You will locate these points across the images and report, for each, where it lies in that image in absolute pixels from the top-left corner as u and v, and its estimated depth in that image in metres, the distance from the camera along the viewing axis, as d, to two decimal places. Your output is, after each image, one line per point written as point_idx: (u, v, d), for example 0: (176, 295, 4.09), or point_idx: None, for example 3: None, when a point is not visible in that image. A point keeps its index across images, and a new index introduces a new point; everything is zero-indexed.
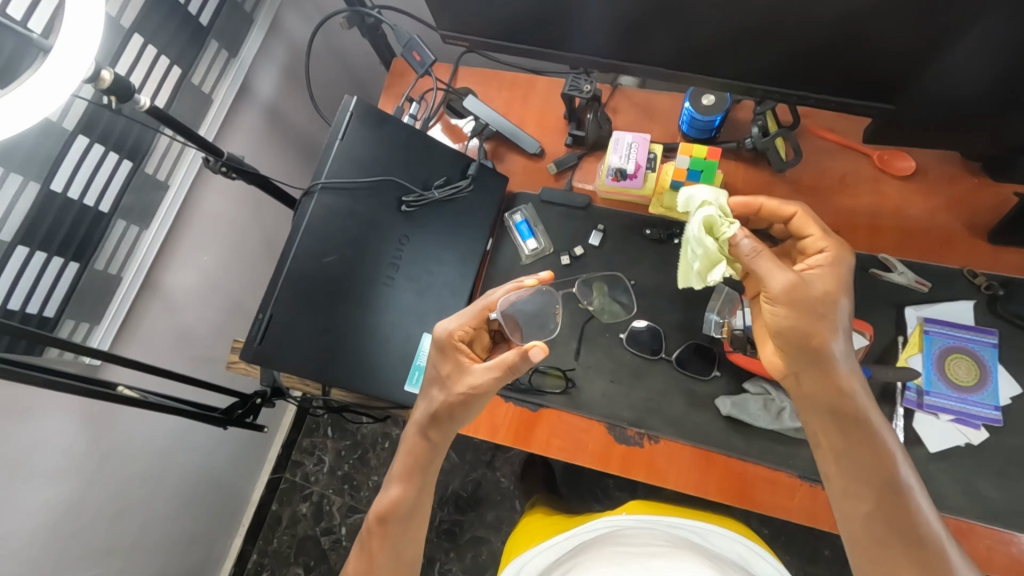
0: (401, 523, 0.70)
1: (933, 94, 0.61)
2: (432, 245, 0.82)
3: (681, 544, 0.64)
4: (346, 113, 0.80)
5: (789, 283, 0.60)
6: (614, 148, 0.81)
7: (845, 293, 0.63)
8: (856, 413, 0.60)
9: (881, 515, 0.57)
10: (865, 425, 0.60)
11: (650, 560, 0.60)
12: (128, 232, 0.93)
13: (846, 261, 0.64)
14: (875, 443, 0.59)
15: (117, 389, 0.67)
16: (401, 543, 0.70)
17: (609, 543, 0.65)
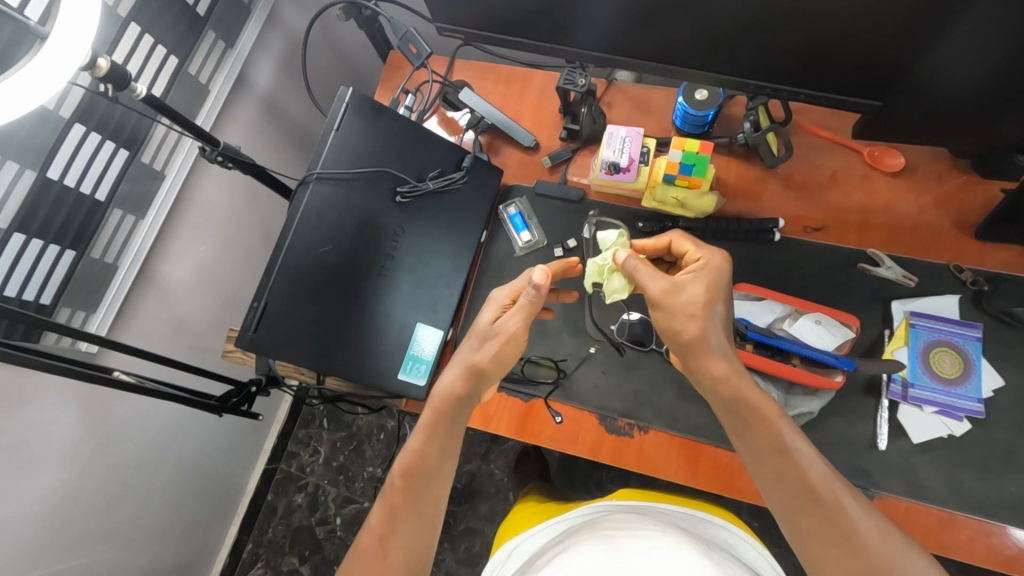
0: (421, 486, 0.66)
1: (920, 90, 0.62)
2: (427, 237, 0.82)
3: (668, 525, 0.65)
4: (341, 105, 0.79)
5: (663, 289, 0.62)
6: (608, 142, 0.82)
7: (721, 301, 0.62)
8: (777, 444, 0.58)
9: (800, 516, 0.56)
10: (767, 433, 0.58)
11: (634, 540, 0.61)
12: (125, 221, 0.94)
13: (722, 271, 0.63)
14: (795, 475, 0.57)
15: (114, 373, 0.67)
16: (422, 508, 0.66)
17: (597, 526, 0.66)
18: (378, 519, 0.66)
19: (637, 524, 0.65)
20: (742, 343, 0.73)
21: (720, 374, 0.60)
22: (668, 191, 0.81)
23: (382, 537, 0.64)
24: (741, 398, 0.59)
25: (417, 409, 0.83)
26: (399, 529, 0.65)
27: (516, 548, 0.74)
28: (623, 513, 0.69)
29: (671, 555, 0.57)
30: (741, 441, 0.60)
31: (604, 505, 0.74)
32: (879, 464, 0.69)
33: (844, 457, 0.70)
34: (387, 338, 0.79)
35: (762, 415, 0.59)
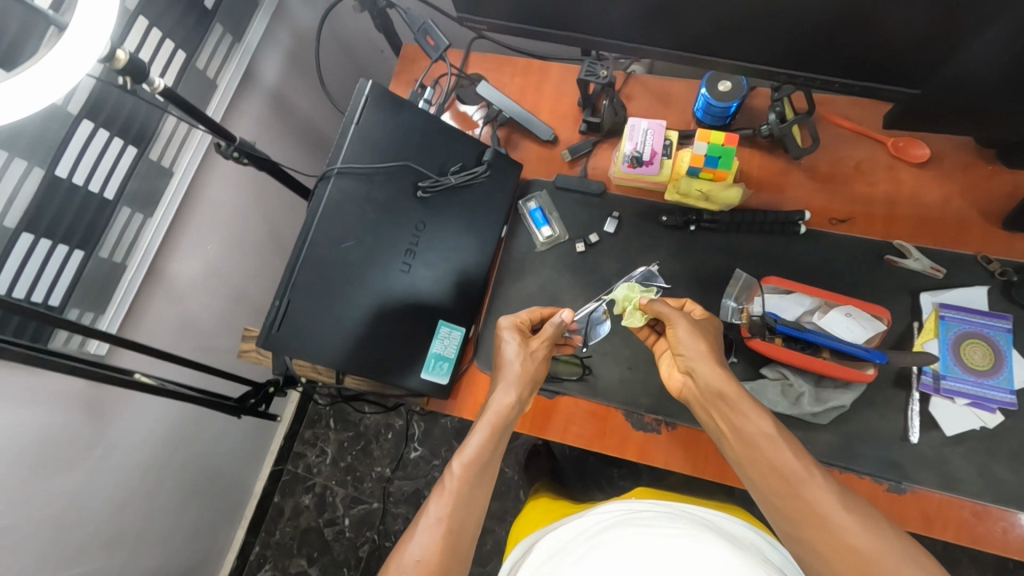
0: (479, 480, 0.62)
1: (956, 81, 0.61)
2: (447, 233, 0.81)
3: (701, 525, 0.63)
4: (362, 97, 0.77)
5: (677, 315, 0.67)
6: (630, 135, 0.80)
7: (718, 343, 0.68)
8: (769, 449, 0.58)
9: (796, 519, 0.55)
10: (756, 440, 0.58)
11: (667, 537, 0.59)
12: (133, 220, 0.92)
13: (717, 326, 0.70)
14: (776, 472, 0.56)
15: (133, 375, 0.66)
16: (478, 503, 0.61)
17: (626, 523, 0.64)
18: (439, 507, 0.59)
19: (670, 522, 0.63)
20: (773, 337, 0.73)
21: (723, 382, 0.62)
22: (691, 183, 0.80)
23: (447, 526, 0.58)
24: (744, 403, 0.60)
25: (439, 408, 0.81)
26: (464, 521, 0.59)
27: (543, 543, 0.72)
28: (655, 513, 0.67)
29: (711, 556, 0.55)
30: (738, 451, 0.60)
31: (633, 503, 0.72)
32: (910, 457, 0.69)
33: (876, 451, 0.70)
34: (409, 335, 0.78)
35: (755, 426, 0.59)
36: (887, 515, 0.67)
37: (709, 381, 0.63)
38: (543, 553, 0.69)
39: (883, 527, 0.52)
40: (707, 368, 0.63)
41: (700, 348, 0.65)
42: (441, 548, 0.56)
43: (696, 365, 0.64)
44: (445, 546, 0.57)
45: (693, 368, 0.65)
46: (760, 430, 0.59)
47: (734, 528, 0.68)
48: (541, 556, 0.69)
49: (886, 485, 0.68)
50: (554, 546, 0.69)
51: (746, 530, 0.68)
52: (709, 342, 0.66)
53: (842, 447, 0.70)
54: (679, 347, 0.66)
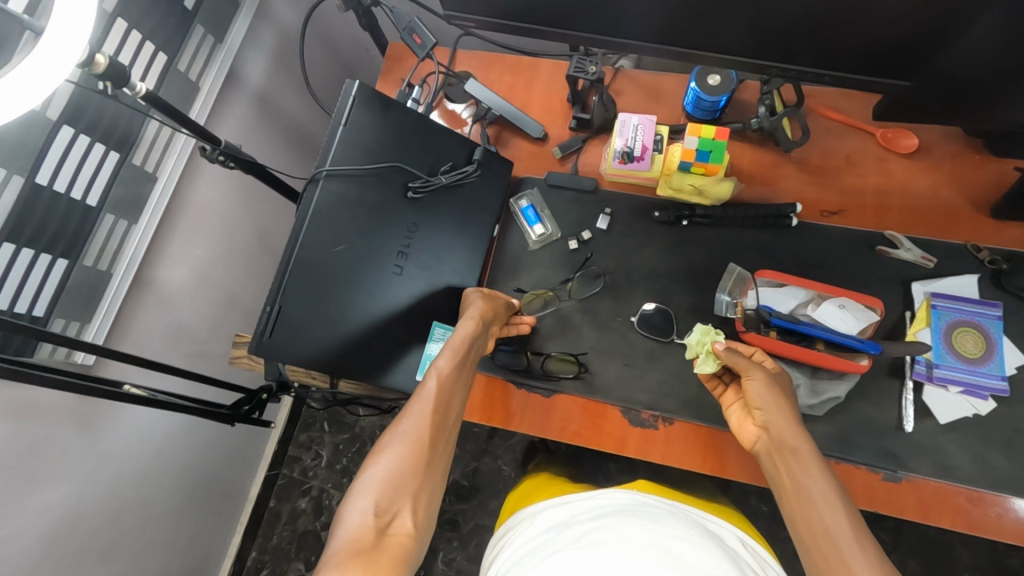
0: (458, 374, 0.68)
1: (946, 70, 0.61)
2: (440, 233, 0.80)
3: (701, 530, 0.63)
4: (348, 98, 0.76)
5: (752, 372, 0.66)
6: (620, 131, 0.81)
7: (791, 397, 0.66)
8: (813, 502, 0.58)
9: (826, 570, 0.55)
10: (807, 498, 0.59)
11: (672, 540, 0.58)
12: (117, 226, 0.90)
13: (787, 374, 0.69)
14: (827, 539, 0.56)
15: (123, 387, 0.64)
16: (459, 394, 0.69)
17: (631, 513, 0.63)
18: (425, 392, 0.66)
19: (673, 523, 0.62)
20: (768, 330, 0.73)
21: (797, 438, 0.62)
22: (684, 179, 0.79)
23: (435, 407, 0.65)
24: (813, 465, 0.60)
25: None
26: (444, 420, 0.65)
27: (537, 518, 0.72)
28: (657, 509, 0.66)
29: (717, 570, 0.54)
30: (794, 509, 0.60)
31: (635, 494, 0.71)
32: (906, 445, 0.69)
33: (872, 440, 0.70)
34: (403, 337, 0.77)
35: (808, 482, 0.59)
36: (883, 503, 0.68)
37: (784, 440, 0.62)
38: (536, 529, 0.69)
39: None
40: (784, 424, 0.63)
41: (777, 406, 0.64)
42: (431, 425, 0.64)
43: (773, 422, 0.64)
44: (433, 422, 0.64)
45: (768, 425, 0.64)
46: (811, 487, 0.59)
47: (722, 532, 0.68)
48: (535, 531, 0.69)
49: (882, 474, 0.69)
50: (548, 524, 0.69)
51: (732, 534, 0.68)
52: (785, 400, 0.65)
53: (838, 437, 0.71)
54: (755, 401, 0.65)
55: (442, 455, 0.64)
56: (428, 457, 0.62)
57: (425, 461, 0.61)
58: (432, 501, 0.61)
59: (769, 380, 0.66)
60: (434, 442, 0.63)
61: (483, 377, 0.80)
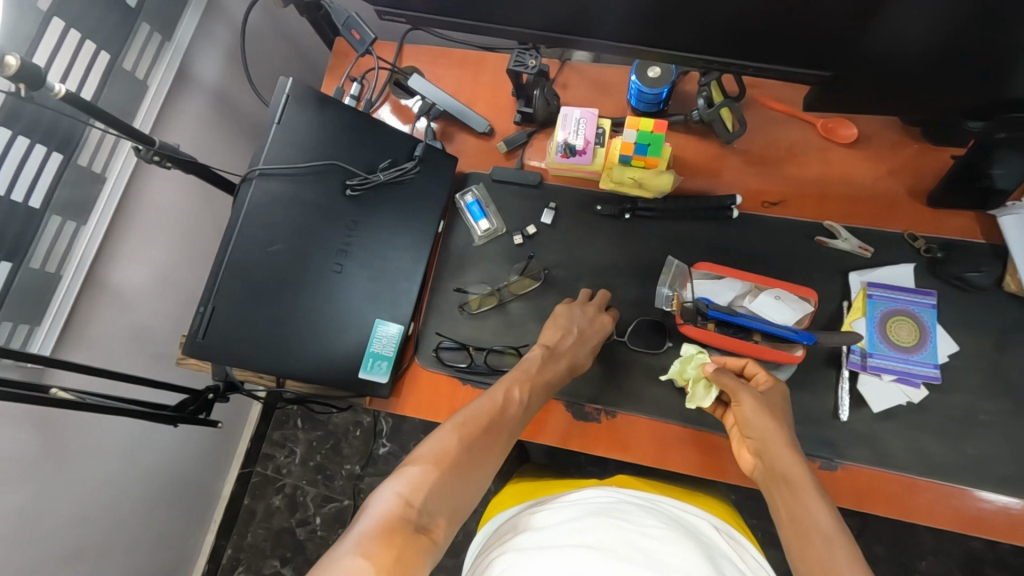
0: (528, 408, 0.68)
1: (882, 59, 0.60)
2: (383, 231, 0.80)
3: (673, 524, 0.64)
4: (283, 95, 0.77)
5: (747, 397, 0.64)
6: (563, 124, 0.80)
7: (785, 418, 0.65)
8: (809, 525, 0.56)
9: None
10: (803, 526, 0.56)
11: (641, 535, 0.59)
12: (65, 229, 0.88)
13: (783, 389, 0.67)
14: (820, 538, 0.55)
15: (52, 392, 0.63)
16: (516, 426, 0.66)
17: (603, 513, 0.64)
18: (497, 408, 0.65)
19: (645, 518, 0.63)
20: (705, 322, 0.73)
21: (790, 464, 0.60)
22: (624, 172, 0.80)
23: (487, 433, 0.62)
24: (808, 496, 0.58)
25: (382, 406, 0.81)
26: (498, 442, 0.63)
27: (514, 521, 0.72)
28: (631, 505, 0.67)
29: (683, 563, 0.55)
30: (792, 537, 0.57)
31: (611, 492, 0.72)
32: (841, 434, 0.70)
33: (809, 430, 0.71)
34: (347, 335, 0.77)
35: (804, 503, 0.57)
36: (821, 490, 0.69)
37: (779, 466, 0.60)
38: (510, 530, 0.69)
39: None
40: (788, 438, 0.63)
41: (766, 430, 0.62)
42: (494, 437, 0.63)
43: (765, 447, 0.62)
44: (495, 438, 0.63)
45: (762, 451, 0.62)
46: (808, 510, 0.57)
47: (697, 521, 0.69)
48: (509, 533, 0.69)
49: (819, 462, 0.70)
50: (521, 525, 0.69)
51: (708, 523, 0.69)
52: (776, 421, 0.63)
53: None
54: (747, 425, 0.64)
55: (487, 470, 0.61)
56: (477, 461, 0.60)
57: (466, 473, 0.58)
58: (461, 511, 0.57)
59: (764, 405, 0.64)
60: (487, 452, 0.61)
61: (430, 374, 0.80)
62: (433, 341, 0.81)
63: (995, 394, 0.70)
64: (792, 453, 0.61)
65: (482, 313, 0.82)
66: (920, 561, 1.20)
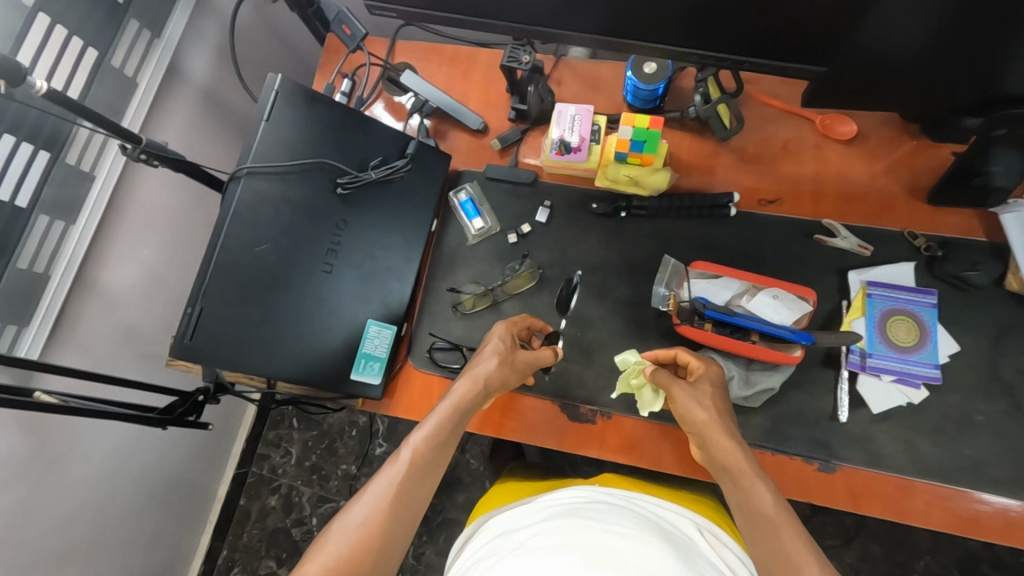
0: (435, 457, 0.61)
1: (879, 54, 0.59)
2: (374, 230, 0.79)
3: (649, 524, 0.62)
4: (272, 92, 0.76)
5: (682, 394, 0.63)
6: (558, 121, 0.79)
7: (724, 405, 0.64)
8: (767, 519, 0.54)
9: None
10: (762, 519, 0.54)
11: (611, 535, 0.58)
12: (53, 228, 0.87)
13: (718, 373, 0.66)
14: (788, 566, 0.51)
15: (36, 395, 0.62)
16: (438, 467, 0.61)
17: (575, 514, 0.63)
18: (389, 476, 0.59)
19: (618, 519, 0.62)
20: (702, 322, 0.72)
21: (732, 456, 0.59)
22: (619, 170, 0.78)
23: (400, 487, 0.58)
24: (755, 483, 0.57)
25: (375, 408, 0.80)
26: (417, 491, 0.58)
27: (493, 523, 0.71)
28: (604, 505, 0.66)
29: (652, 564, 0.54)
30: (751, 533, 0.55)
31: (589, 492, 0.70)
32: (839, 435, 0.69)
33: (807, 431, 0.70)
34: (337, 336, 0.76)
35: (759, 499, 0.56)
36: (816, 492, 0.68)
37: (724, 460, 0.59)
38: (487, 535, 0.68)
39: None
40: (724, 438, 0.60)
41: (705, 422, 0.61)
42: (385, 517, 0.56)
43: (706, 437, 0.61)
44: (402, 498, 0.57)
45: (704, 442, 0.61)
46: (764, 505, 0.55)
47: (678, 520, 0.68)
48: (486, 538, 0.68)
49: (816, 464, 0.69)
50: (499, 530, 0.68)
51: (691, 523, 0.68)
52: (715, 410, 0.62)
53: (772, 429, 0.70)
54: (683, 416, 0.63)
55: (394, 556, 0.56)
56: (372, 559, 0.54)
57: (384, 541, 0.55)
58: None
59: (699, 397, 0.63)
60: (385, 541, 0.55)
61: (422, 375, 0.79)
62: (426, 342, 0.80)
63: (993, 394, 0.69)
64: (732, 448, 0.59)
65: (476, 314, 0.80)
66: (918, 560, 1.19)
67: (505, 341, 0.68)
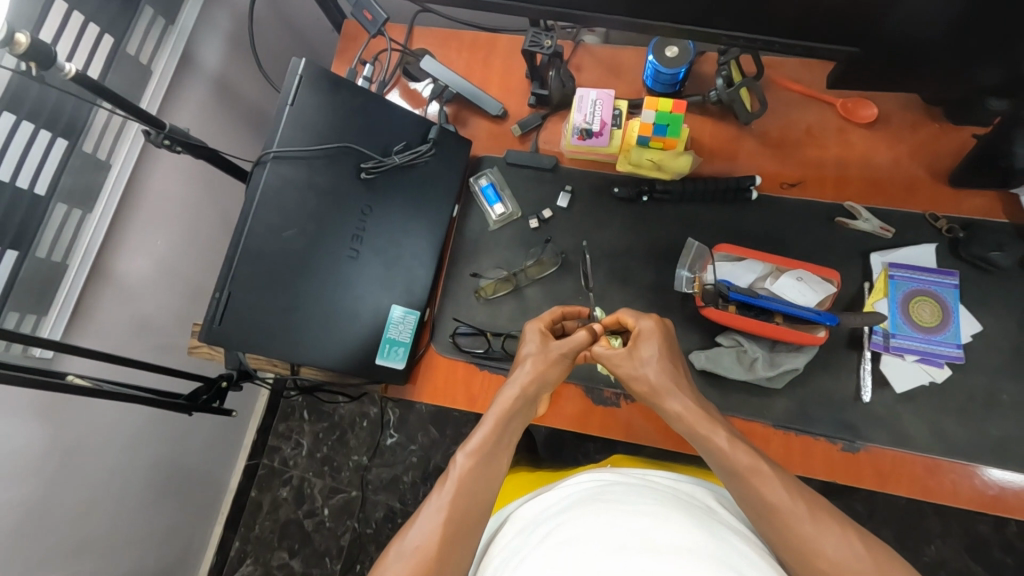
0: (484, 470, 0.61)
1: (906, 37, 0.59)
2: (397, 216, 0.79)
3: (670, 501, 0.59)
4: (295, 77, 0.75)
5: (622, 365, 0.66)
6: (579, 106, 0.79)
7: (672, 362, 0.66)
8: (740, 472, 0.58)
9: (780, 544, 0.56)
10: (744, 480, 0.58)
11: (633, 518, 0.54)
12: (71, 217, 0.86)
13: (663, 329, 0.67)
14: (764, 505, 0.57)
15: (67, 378, 0.62)
16: (497, 473, 0.62)
17: (592, 501, 0.58)
18: (441, 497, 0.59)
19: (638, 499, 0.57)
20: (727, 305, 0.73)
21: (693, 418, 0.62)
22: (642, 154, 0.79)
23: (456, 498, 0.59)
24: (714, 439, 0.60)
25: (399, 394, 0.80)
26: (474, 497, 0.59)
27: (513, 519, 0.67)
28: (613, 484, 0.63)
29: (678, 532, 0.52)
30: (735, 490, 0.59)
31: (605, 476, 0.67)
32: (864, 415, 0.70)
33: (832, 412, 0.70)
34: (362, 321, 0.76)
35: (734, 455, 0.59)
36: (841, 473, 0.69)
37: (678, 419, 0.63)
38: (504, 540, 0.63)
39: (851, 534, 0.55)
40: (671, 401, 0.63)
41: (654, 386, 0.64)
42: (440, 539, 0.57)
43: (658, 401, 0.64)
44: (461, 508, 0.58)
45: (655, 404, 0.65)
46: (746, 466, 0.58)
47: (697, 492, 0.65)
48: (507, 537, 0.64)
49: (841, 444, 0.69)
50: (516, 529, 0.64)
51: (711, 494, 0.66)
52: (667, 373, 0.65)
53: (797, 410, 0.71)
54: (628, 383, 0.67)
55: (461, 563, 0.57)
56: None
57: (452, 551, 0.57)
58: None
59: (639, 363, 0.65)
60: (443, 561, 0.56)
61: (446, 361, 0.79)
62: (450, 327, 0.80)
63: (1016, 374, 0.70)
64: (685, 410, 0.63)
65: (497, 300, 0.81)
66: (929, 545, 1.20)
67: (537, 340, 0.68)
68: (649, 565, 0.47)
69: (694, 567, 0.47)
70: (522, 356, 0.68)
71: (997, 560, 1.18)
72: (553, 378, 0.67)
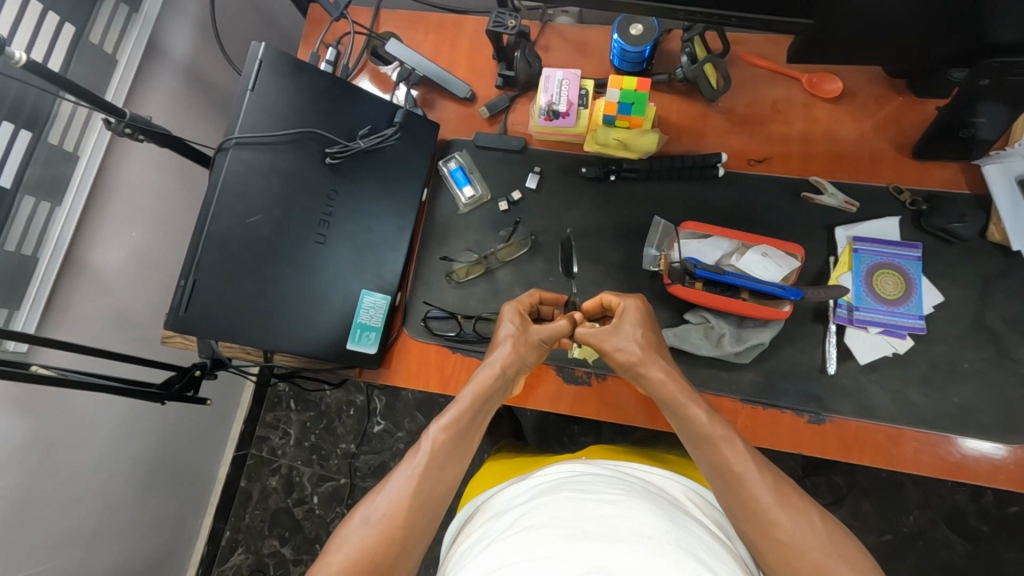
0: (456, 444, 0.61)
1: (865, 9, 0.59)
2: (366, 201, 0.79)
3: (639, 492, 0.59)
4: (256, 62, 0.74)
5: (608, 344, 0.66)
6: (546, 86, 0.78)
7: (654, 341, 0.66)
8: (712, 437, 0.59)
9: (743, 516, 0.57)
10: (716, 450, 0.59)
11: (600, 505, 0.54)
12: (39, 210, 0.85)
13: (645, 310, 0.68)
14: (732, 475, 0.58)
15: (31, 368, 0.61)
16: (466, 448, 0.63)
17: (562, 489, 0.59)
18: (411, 465, 0.60)
19: (607, 488, 0.58)
20: (693, 282, 0.73)
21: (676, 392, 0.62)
22: (609, 133, 0.79)
23: (424, 471, 0.59)
24: (692, 410, 0.61)
25: (373, 377, 0.80)
26: (444, 472, 0.60)
27: (487, 507, 0.67)
28: (586, 474, 0.63)
29: (643, 521, 0.52)
30: (707, 463, 0.60)
31: (579, 465, 0.67)
32: (829, 387, 0.71)
33: (798, 384, 0.71)
34: (333, 307, 0.76)
35: (708, 422, 0.60)
36: (807, 445, 0.70)
37: (658, 394, 0.63)
38: (475, 526, 0.64)
39: (812, 512, 0.56)
40: (653, 369, 0.64)
41: (641, 362, 0.64)
42: (407, 507, 0.57)
43: (639, 376, 0.65)
44: (430, 480, 0.59)
45: (639, 379, 0.65)
46: (717, 438, 0.59)
47: (664, 484, 0.66)
48: (481, 522, 0.64)
49: (807, 417, 0.70)
50: (489, 514, 0.64)
51: (679, 486, 0.66)
52: (654, 351, 0.65)
53: (765, 384, 0.72)
54: (617, 363, 0.66)
55: (423, 538, 0.58)
56: (398, 549, 0.56)
57: (417, 519, 0.57)
58: (413, 552, 0.57)
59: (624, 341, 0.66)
60: (408, 529, 0.57)
61: (418, 344, 0.80)
62: (421, 310, 0.81)
63: (978, 342, 0.71)
64: (670, 385, 0.63)
65: (469, 282, 0.81)
66: (908, 516, 1.22)
67: (516, 322, 0.68)
68: (614, 552, 0.48)
69: (656, 555, 0.48)
70: (499, 337, 0.68)
71: (974, 528, 1.20)
72: (529, 359, 0.68)
